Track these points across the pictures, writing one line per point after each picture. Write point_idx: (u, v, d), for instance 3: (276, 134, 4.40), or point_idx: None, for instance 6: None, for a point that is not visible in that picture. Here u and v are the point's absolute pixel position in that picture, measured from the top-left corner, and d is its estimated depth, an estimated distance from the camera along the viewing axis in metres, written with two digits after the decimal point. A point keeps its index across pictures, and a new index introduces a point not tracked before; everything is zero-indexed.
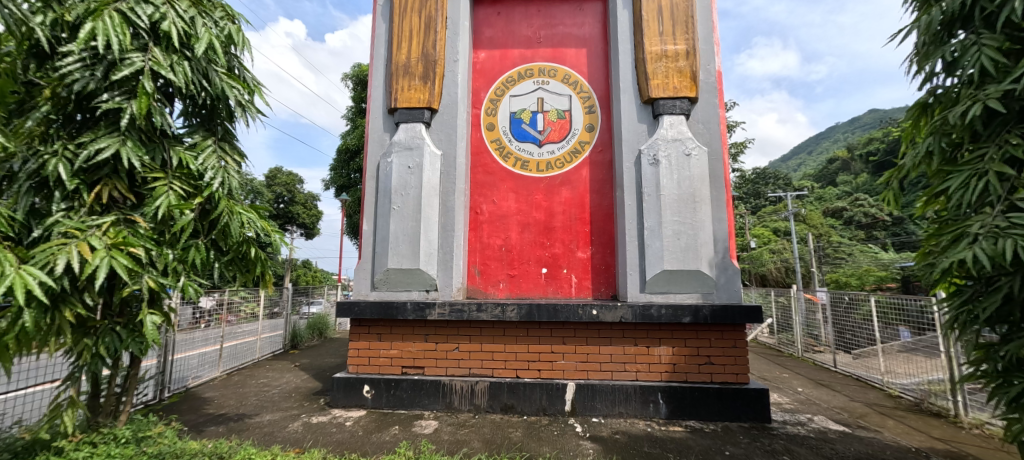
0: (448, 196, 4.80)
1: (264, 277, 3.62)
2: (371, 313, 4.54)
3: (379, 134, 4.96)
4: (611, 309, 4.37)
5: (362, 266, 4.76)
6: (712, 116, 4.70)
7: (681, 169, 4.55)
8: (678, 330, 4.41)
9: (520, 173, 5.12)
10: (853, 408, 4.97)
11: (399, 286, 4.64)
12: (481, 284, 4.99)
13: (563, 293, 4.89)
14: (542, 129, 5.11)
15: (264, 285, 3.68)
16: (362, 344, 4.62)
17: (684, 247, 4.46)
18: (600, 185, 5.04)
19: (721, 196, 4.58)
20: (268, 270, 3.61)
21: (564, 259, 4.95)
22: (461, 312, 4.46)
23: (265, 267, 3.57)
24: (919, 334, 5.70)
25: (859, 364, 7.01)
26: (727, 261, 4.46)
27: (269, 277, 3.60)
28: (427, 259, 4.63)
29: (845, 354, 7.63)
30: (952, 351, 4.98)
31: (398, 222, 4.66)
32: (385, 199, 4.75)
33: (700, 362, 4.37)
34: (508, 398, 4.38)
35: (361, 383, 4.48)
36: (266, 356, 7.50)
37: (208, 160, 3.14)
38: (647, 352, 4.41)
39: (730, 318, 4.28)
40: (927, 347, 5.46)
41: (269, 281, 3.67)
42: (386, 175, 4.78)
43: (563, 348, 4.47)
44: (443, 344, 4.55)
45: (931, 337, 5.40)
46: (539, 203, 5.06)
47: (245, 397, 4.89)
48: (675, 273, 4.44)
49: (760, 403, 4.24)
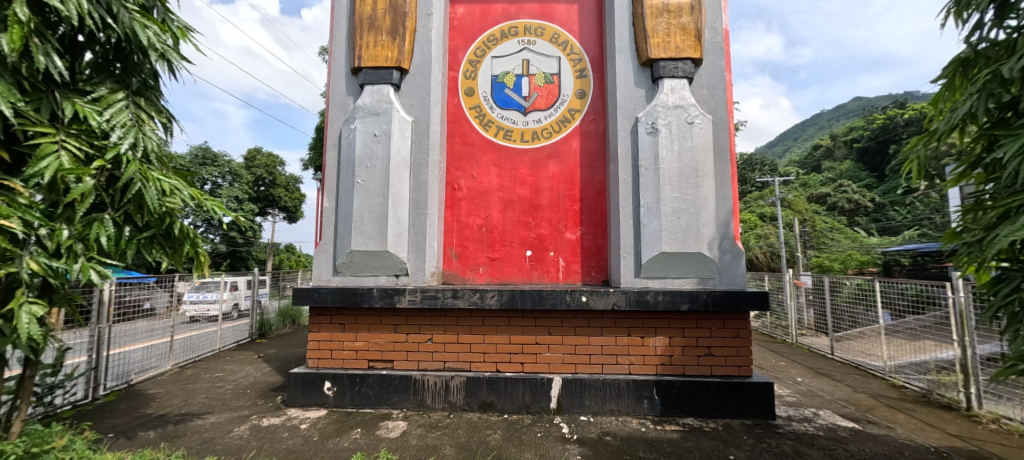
0: (421, 169, 4.25)
1: (196, 257, 2.97)
2: (333, 300, 4.01)
3: (342, 98, 4.35)
4: (603, 295, 3.89)
5: (324, 248, 4.21)
6: (717, 81, 4.20)
7: (682, 140, 4.06)
8: (675, 319, 3.98)
9: (503, 143, 4.58)
10: (859, 400, 4.60)
11: (365, 270, 4.12)
12: (459, 268, 4.47)
13: (549, 279, 4.41)
14: (528, 95, 4.57)
15: (197, 267, 3.05)
16: (322, 336, 4.09)
17: (684, 227, 3.99)
18: (591, 158, 4.54)
19: (724, 170, 4.12)
20: (200, 247, 2.96)
21: (551, 240, 4.46)
22: (434, 299, 3.97)
23: (195, 245, 2.93)
24: (917, 313, 5.41)
25: (858, 352, 6.54)
26: (729, 241, 4.01)
27: (203, 257, 2.97)
28: (395, 239, 4.10)
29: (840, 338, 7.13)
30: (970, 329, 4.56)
31: (363, 198, 4.11)
32: (348, 172, 4.18)
33: (698, 353, 3.96)
34: (487, 395, 3.92)
35: (320, 379, 3.98)
36: (229, 346, 6.93)
37: (117, 116, 2.57)
38: (641, 343, 3.97)
39: (734, 305, 3.87)
40: (935, 334, 5.09)
41: (204, 261, 3.03)
42: (349, 144, 4.20)
43: (549, 340, 4.00)
44: (414, 335, 4.05)
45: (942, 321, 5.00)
46: (523, 178, 4.54)
47: (192, 395, 4.34)
48: (673, 256, 3.99)
49: (764, 399, 3.84)
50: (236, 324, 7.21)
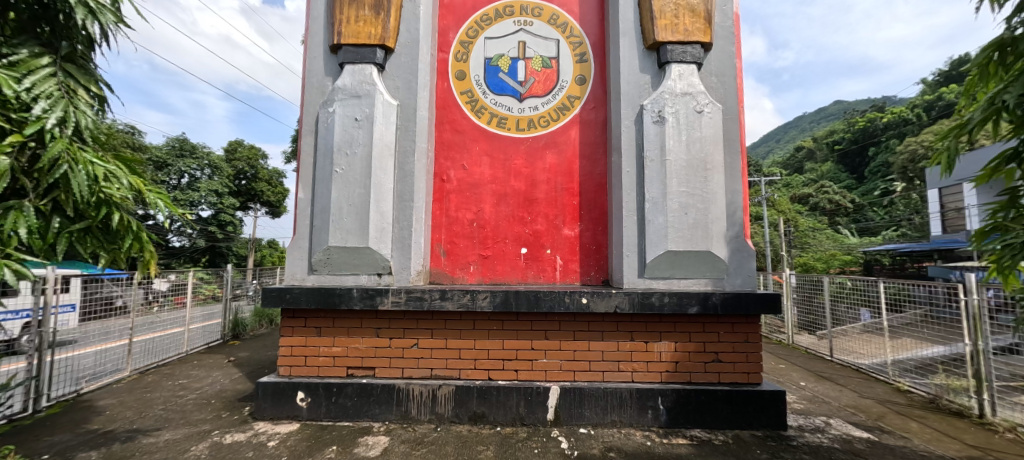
0: (406, 157, 3.87)
1: (141, 254, 2.49)
2: (308, 301, 3.63)
3: (320, 79, 3.95)
4: (605, 297, 3.58)
5: (298, 244, 3.81)
6: (727, 67, 3.92)
7: (691, 130, 3.76)
8: (681, 322, 3.69)
9: (496, 132, 4.23)
10: (867, 406, 4.36)
11: (345, 268, 3.74)
12: (448, 266, 4.12)
13: (545, 278, 4.08)
14: (524, 80, 4.23)
15: (143, 267, 2.54)
16: (296, 341, 3.70)
17: (691, 224, 3.70)
18: (591, 149, 4.22)
19: (734, 163, 3.84)
20: (146, 242, 2.49)
21: (547, 237, 4.13)
22: (420, 301, 3.61)
23: (139, 240, 2.47)
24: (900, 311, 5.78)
25: (858, 354, 6.35)
26: (739, 240, 3.74)
27: (150, 253, 2.49)
28: (378, 235, 3.73)
29: (839, 340, 6.92)
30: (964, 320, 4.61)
31: (342, 188, 3.73)
32: (326, 160, 3.79)
33: (706, 359, 3.68)
34: (477, 406, 3.58)
35: (293, 389, 3.60)
36: (199, 349, 6.47)
37: (41, 85, 2.14)
38: (645, 349, 3.67)
39: (745, 307, 3.60)
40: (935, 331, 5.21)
41: (151, 260, 2.52)
42: (326, 129, 3.81)
43: (546, 345, 3.67)
44: (398, 340, 3.69)
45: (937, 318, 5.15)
46: (518, 170, 4.20)
47: (149, 406, 3.92)
48: (680, 255, 3.69)
49: (775, 408, 3.57)
50: (206, 325, 6.74)
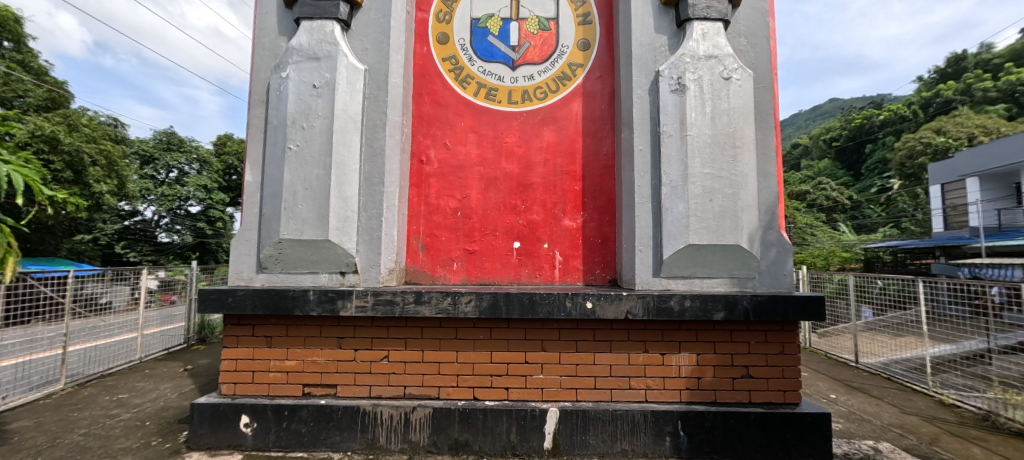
0: (376, 132, 3.23)
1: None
2: (255, 306, 3.01)
3: (272, 38, 3.30)
4: (614, 300, 2.96)
5: (244, 236, 3.16)
6: (759, 27, 3.30)
7: (716, 100, 3.14)
8: (705, 331, 3.07)
9: (484, 105, 3.60)
10: (914, 426, 3.78)
11: (300, 265, 3.11)
12: (427, 264, 3.49)
13: (542, 278, 3.46)
14: (517, 44, 3.60)
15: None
16: (241, 354, 3.07)
17: (717, 213, 3.07)
18: (596, 125, 3.59)
19: (767, 141, 3.22)
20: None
21: (544, 228, 3.51)
22: (391, 306, 2.99)
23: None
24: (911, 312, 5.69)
25: (898, 358, 5.81)
26: (772, 231, 3.14)
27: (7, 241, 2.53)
28: (340, 225, 3.09)
29: (871, 346, 6.39)
30: (986, 319, 4.78)
31: (297, 169, 3.09)
32: (278, 135, 3.14)
33: (734, 375, 3.07)
34: (459, 433, 2.97)
35: (235, 412, 2.98)
36: (155, 356, 5.88)
37: None
38: (662, 363, 3.06)
39: (780, 314, 3.01)
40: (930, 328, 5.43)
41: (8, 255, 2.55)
42: (279, 98, 3.17)
43: (542, 358, 3.06)
44: (365, 352, 3.07)
45: (935, 315, 5.36)
46: (510, 149, 3.57)
47: (67, 431, 3.28)
48: (703, 249, 3.07)
49: (817, 435, 2.98)
50: (164, 331, 6.13)
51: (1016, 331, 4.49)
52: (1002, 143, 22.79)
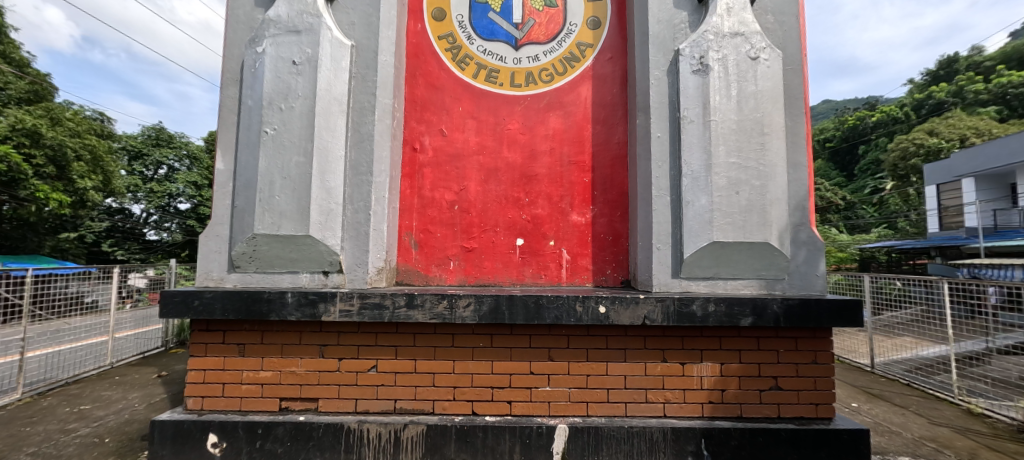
0: (363, 116, 2.89)
1: None
2: (224, 310, 2.67)
3: (248, 10, 2.95)
4: (630, 304, 2.65)
5: (214, 232, 2.82)
6: (788, 3, 3.00)
7: (742, 82, 2.82)
8: (730, 338, 2.76)
9: (484, 88, 3.27)
10: (948, 440, 3.49)
11: (277, 264, 2.77)
12: (420, 263, 3.15)
13: (547, 279, 3.13)
14: (520, 22, 3.27)
15: None
16: (210, 364, 2.74)
17: (744, 207, 2.76)
18: (607, 111, 3.27)
19: (797, 128, 2.91)
20: None
21: (549, 224, 3.19)
22: (379, 310, 2.65)
23: None
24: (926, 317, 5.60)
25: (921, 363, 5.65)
26: (803, 228, 2.83)
27: None
28: (322, 219, 2.75)
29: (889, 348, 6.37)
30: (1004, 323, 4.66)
31: (274, 156, 2.75)
32: (252, 118, 2.80)
33: (761, 387, 2.77)
34: (456, 453, 2.65)
35: (202, 430, 2.64)
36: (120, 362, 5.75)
37: None
38: (681, 374, 2.75)
39: (814, 319, 2.70)
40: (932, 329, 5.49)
41: None
42: (254, 76, 2.83)
43: (549, 368, 2.74)
44: (350, 362, 2.74)
45: (937, 316, 5.41)
46: (513, 137, 3.24)
47: (14, 450, 2.93)
48: (728, 248, 2.76)
49: (854, 454, 2.68)
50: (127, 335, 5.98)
51: (1015, 331, 4.66)
52: (996, 143, 22.72)
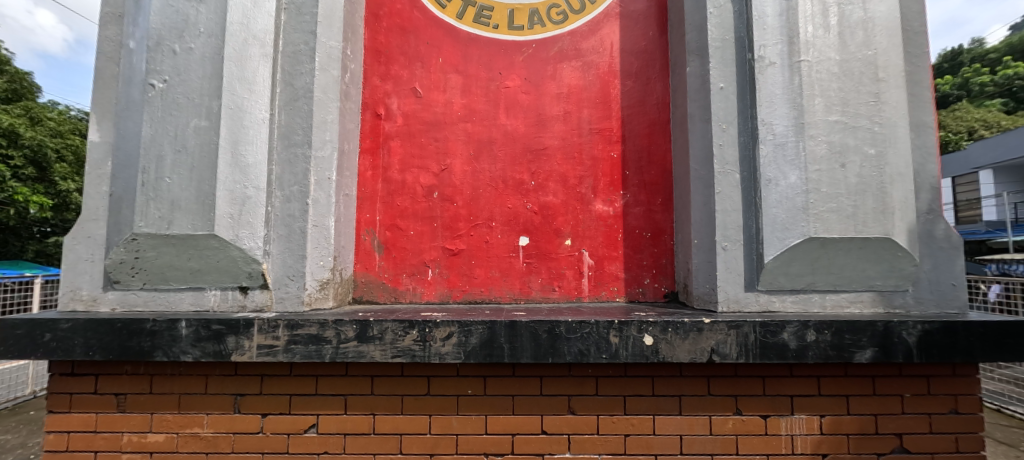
0: (298, 63, 2.03)
1: None
2: (88, 348, 1.80)
3: None
4: (690, 332, 1.77)
5: (86, 231, 1.94)
6: None
7: (844, 6, 1.95)
8: (833, 379, 1.88)
9: (473, 32, 2.40)
10: None
11: (171, 278, 1.91)
12: (387, 272, 2.28)
13: (562, 292, 2.26)
14: None
15: None
16: (75, 425, 1.88)
17: (852, 187, 1.88)
18: (641, 60, 2.39)
19: (922, 75, 2.02)
20: None
21: (564, 215, 2.31)
22: (316, 347, 1.78)
23: None
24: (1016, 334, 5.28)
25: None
26: (940, 218, 1.93)
27: None
28: (235, 211, 1.89)
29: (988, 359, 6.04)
30: None
31: (164, 120, 1.88)
32: (137, 66, 1.94)
33: (880, 452, 1.87)
34: None
35: None
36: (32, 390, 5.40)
37: None
38: (764, 434, 1.87)
39: (966, 353, 1.78)
40: None
41: None
42: (140, 8, 1.98)
43: (569, 426, 1.87)
44: (278, 420, 1.87)
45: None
46: (513, 97, 2.37)
47: None
48: (830, 247, 1.88)
49: None
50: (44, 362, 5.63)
51: None
52: (1014, 135, 21.61)
